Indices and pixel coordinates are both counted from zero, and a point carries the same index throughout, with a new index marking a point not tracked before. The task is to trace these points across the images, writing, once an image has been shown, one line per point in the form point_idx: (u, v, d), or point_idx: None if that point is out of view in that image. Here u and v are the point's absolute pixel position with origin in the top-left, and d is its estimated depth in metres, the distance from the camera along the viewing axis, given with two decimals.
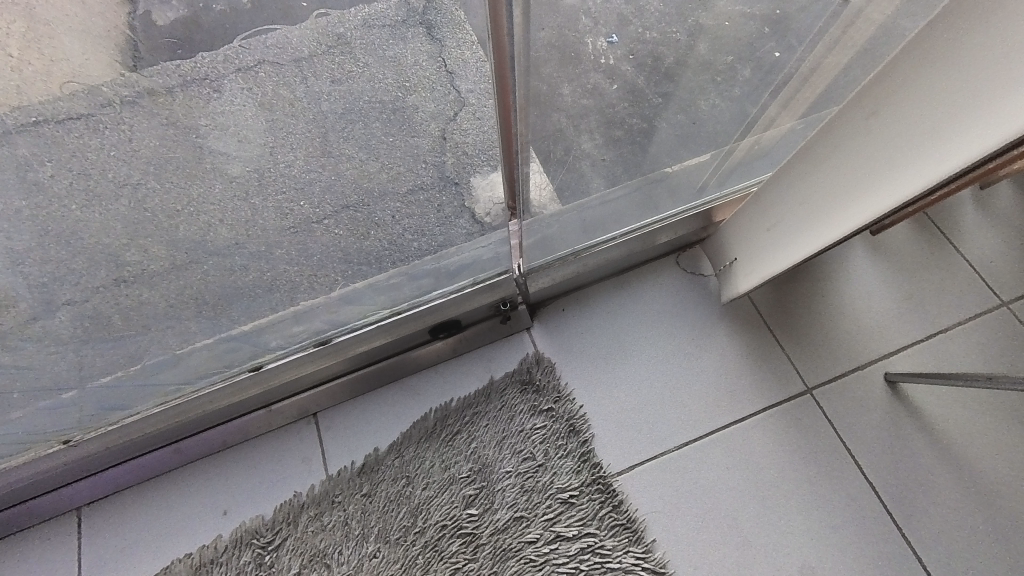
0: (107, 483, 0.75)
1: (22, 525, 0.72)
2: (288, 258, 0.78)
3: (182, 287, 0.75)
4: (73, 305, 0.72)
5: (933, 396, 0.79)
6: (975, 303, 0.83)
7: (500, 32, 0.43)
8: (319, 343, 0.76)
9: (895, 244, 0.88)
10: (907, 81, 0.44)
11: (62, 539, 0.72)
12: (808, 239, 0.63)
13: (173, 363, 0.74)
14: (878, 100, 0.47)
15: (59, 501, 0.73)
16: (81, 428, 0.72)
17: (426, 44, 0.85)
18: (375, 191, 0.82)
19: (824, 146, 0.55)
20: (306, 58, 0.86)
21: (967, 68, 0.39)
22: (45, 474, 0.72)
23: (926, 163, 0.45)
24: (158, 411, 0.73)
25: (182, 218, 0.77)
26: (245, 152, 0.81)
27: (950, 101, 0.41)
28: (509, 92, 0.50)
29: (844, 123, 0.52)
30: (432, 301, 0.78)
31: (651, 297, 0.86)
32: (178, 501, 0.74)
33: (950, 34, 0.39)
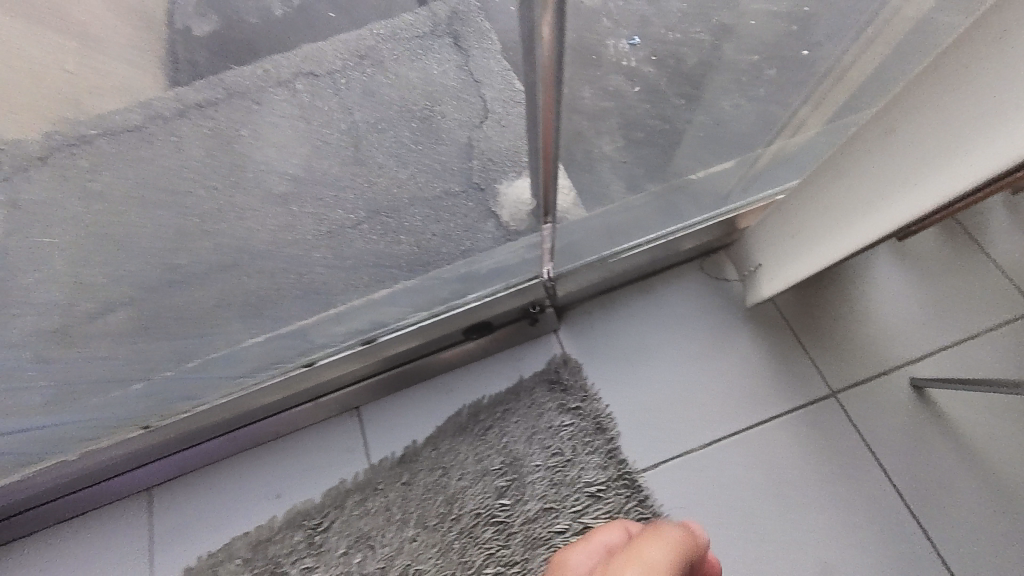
0: (175, 466, 0.85)
1: (103, 501, 0.83)
2: (326, 262, 0.82)
3: (231, 290, 0.80)
4: (129, 304, 0.77)
5: (961, 400, 0.78)
6: (1006, 308, 0.82)
7: (549, 39, 0.52)
8: (363, 342, 0.84)
9: (922, 248, 0.86)
10: (920, 108, 0.48)
11: (139, 513, 0.83)
12: (832, 243, 0.64)
13: (241, 359, 0.82)
14: (910, 106, 0.48)
15: (134, 481, 0.84)
16: (157, 415, 0.82)
17: (454, 57, 0.85)
18: (405, 199, 0.87)
19: (837, 168, 0.59)
20: (336, 69, 0.83)
21: (977, 95, 0.43)
22: (120, 458, 0.83)
23: (958, 167, 0.47)
24: (224, 400, 0.83)
25: (228, 225, 0.81)
26: (281, 161, 0.83)
27: (987, 106, 0.43)
28: (551, 93, 0.58)
29: (856, 146, 0.55)
30: (463, 305, 0.84)
31: (674, 300, 0.87)
32: (237, 484, 0.84)
33: (992, 40, 0.41)
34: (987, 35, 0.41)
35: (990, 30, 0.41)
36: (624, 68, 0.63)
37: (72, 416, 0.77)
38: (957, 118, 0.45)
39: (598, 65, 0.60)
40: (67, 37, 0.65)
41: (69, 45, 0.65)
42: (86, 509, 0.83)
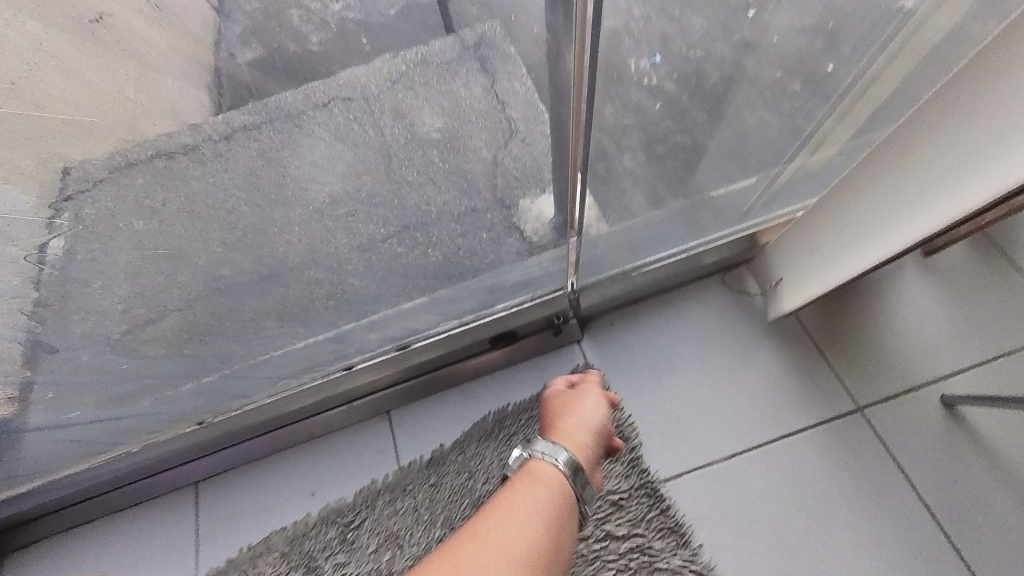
0: (220, 462, 0.91)
1: (152, 493, 0.90)
2: (358, 273, 0.88)
3: (274, 299, 0.86)
4: (177, 313, 0.83)
5: (996, 418, 0.75)
6: None
7: (582, 52, 0.53)
8: (399, 347, 0.89)
9: (951, 265, 0.83)
10: (944, 119, 0.47)
11: (183, 506, 0.89)
12: (849, 259, 0.65)
13: (290, 359, 0.89)
14: (918, 132, 0.50)
15: (180, 476, 0.90)
16: (212, 411, 0.89)
17: (479, 79, 0.89)
18: (442, 215, 0.91)
19: (859, 180, 0.59)
20: (373, 94, 0.87)
21: (1002, 106, 0.43)
22: (174, 452, 0.89)
23: (971, 188, 0.48)
24: (270, 400, 0.89)
25: (267, 235, 0.85)
26: (323, 179, 0.87)
27: (992, 133, 0.45)
28: (582, 104, 0.59)
29: (877, 159, 0.55)
30: (493, 313, 0.88)
31: (695, 313, 0.88)
32: (275, 482, 0.89)
33: (994, 73, 0.42)
34: (989, 68, 0.42)
35: (992, 63, 0.42)
36: (644, 86, 0.63)
37: (128, 411, 0.84)
38: (965, 143, 0.47)
39: (621, 83, 0.61)
40: (129, 63, 0.65)
41: (130, 73, 0.66)
42: (135, 501, 0.89)
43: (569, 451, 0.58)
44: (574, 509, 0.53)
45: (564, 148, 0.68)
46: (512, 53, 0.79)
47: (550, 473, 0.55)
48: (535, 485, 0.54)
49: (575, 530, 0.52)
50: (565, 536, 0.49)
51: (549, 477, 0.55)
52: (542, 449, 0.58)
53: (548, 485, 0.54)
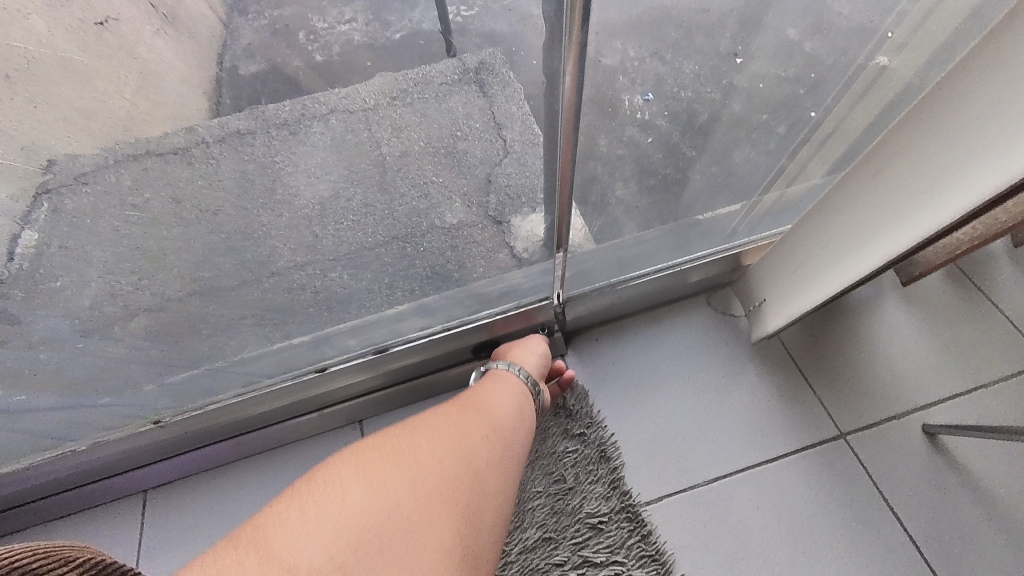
0: (174, 468, 0.84)
1: (96, 500, 0.82)
2: (342, 279, 0.86)
3: (251, 301, 0.85)
4: (151, 313, 0.81)
5: (977, 449, 0.75)
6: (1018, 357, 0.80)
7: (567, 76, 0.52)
8: (376, 351, 0.83)
9: (928, 295, 0.86)
10: (918, 135, 0.48)
11: (127, 515, 0.82)
12: (852, 264, 0.62)
13: (261, 357, 0.84)
14: (920, 121, 0.48)
15: (133, 480, 0.83)
16: (172, 409, 0.81)
17: (478, 100, 0.93)
18: (423, 225, 0.90)
19: (840, 195, 0.60)
20: (371, 109, 0.97)
21: (970, 124, 0.44)
22: (122, 456, 0.82)
23: (973, 182, 0.46)
24: (235, 400, 0.82)
25: (255, 243, 0.86)
26: (311, 187, 0.91)
27: (994, 120, 0.42)
28: (569, 126, 0.58)
29: (856, 172, 0.57)
30: (477, 320, 0.84)
31: (681, 333, 0.87)
32: (233, 491, 0.84)
33: (991, 61, 0.41)
34: (990, 55, 0.41)
35: (992, 51, 0.41)
36: (638, 120, 0.74)
37: (84, 400, 0.79)
38: (965, 133, 0.45)
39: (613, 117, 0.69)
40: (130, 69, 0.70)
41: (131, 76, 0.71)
42: (82, 506, 0.82)
43: (529, 369, 0.72)
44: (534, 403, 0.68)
45: (548, 166, 0.67)
46: (512, 80, 0.84)
47: (514, 380, 0.69)
48: (507, 382, 0.67)
49: (536, 414, 0.67)
50: (530, 414, 0.65)
51: (517, 380, 0.69)
52: (507, 365, 0.71)
53: (516, 383, 0.68)
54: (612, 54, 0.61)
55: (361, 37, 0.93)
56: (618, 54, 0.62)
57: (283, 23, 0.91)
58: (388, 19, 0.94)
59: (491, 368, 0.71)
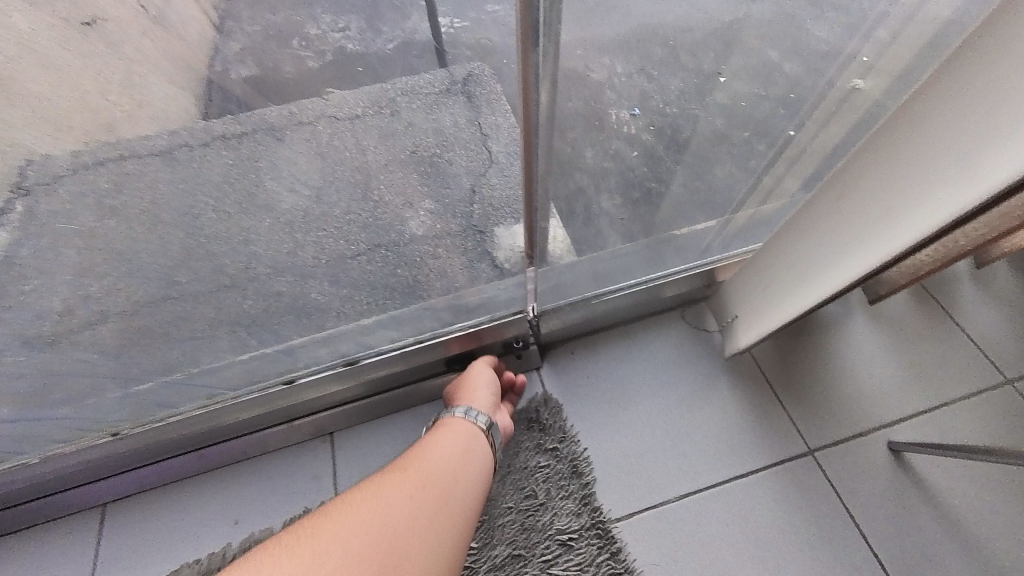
0: (133, 481, 0.79)
1: (52, 515, 0.77)
2: (320, 287, 0.86)
3: (226, 306, 0.84)
4: (123, 316, 0.81)
5: (940, 466, 0.76)
6: (976, 377, 0.82)
7: (528, 106, 0.52)
8: (346, 363, 0.80)
9: (892, 313, 0.88)
10: (877, 163, 0.51)
11: (83, 531, 0.77)
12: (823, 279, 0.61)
13: (224, 369, 0.80)
14: (891, 132, 0.48)
15: (92, 495, 0.78)
16: (131, 420, 0.77)
17: (464, 111, 0.99)
18: (406, 234, 0.91)
19: (805, 217, 0.63)
20: (358, 116, 1.01)
21: (921, 153, 0.46)
22: (80, 467, 0.77)
23: (931, 207, 0.46)
24: (197, 412, 0.78)
25: (229, 247, 0.87)
26: (295, 194, 0.93)
27: (950, 148, 0.44)
28: (532, 151, 0.58)
29: (819, 196, 0.60)
30: (448, 333, 0.81)
31: (656, 347, 0.87)
32: (192, 508, 0.78)
33: (959, 74, 0.42)
34: (946, 82, 0.43)
35: (960, 63, 0.41)
36: (622, 132, 0.81)
37: (39, 413, 0.76)
38: (925, 156, 0.46)
39: (602, 129, 0.77)
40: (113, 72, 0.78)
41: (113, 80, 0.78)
42: (35, 521, 0.77)
43: (479, 408, 0.71)
44: (486, 440, 0.68)
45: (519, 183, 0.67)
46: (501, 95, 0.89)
47: (466, 424, 0.67)
48: (456, 430, 0.66)
49: (487, 454, 0.67)
50: (475, 458, 0.64)
51: (466, 423, 0.67)
52: (463, 410, 0.69)
53: (464, 428, 0.67)
54: (598, 71, 0.72)
55: (353, 45, 1.03)
56: (605, 69, 0.73)
57: (276, 29, 1.01)
58: (381, 28, 1.03)
59: (442, 415, 0.70)
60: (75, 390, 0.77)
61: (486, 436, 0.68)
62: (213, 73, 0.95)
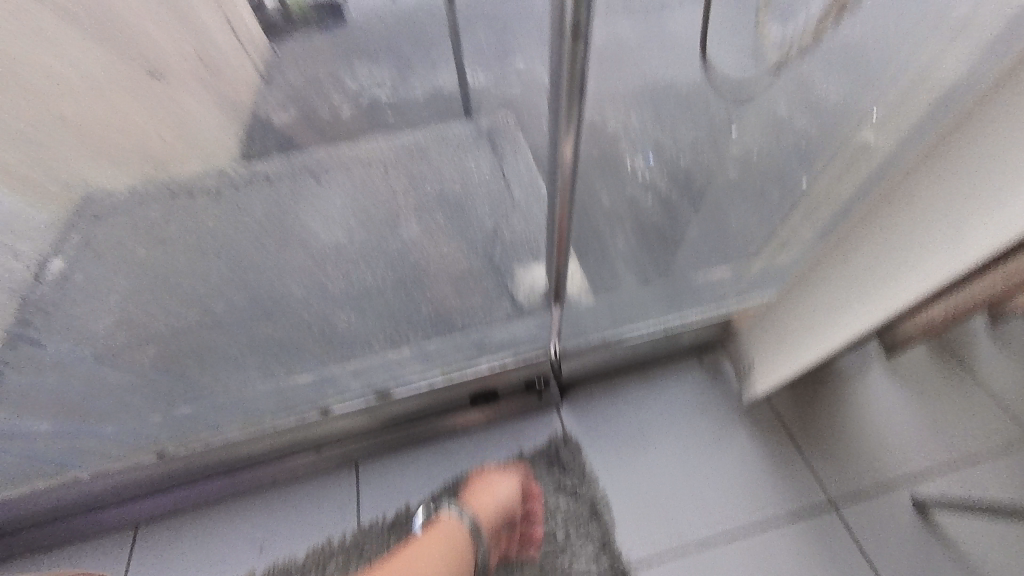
0: (173, 501, 0.85)
1: (97, 529, 0.83)
2: (348, 319, 0.90)
3: (258, 334, 0.88)
4: (164, 342, 0.87)
5: (971, 525, 0.74)
6: (1003, 433, 0.80)
7: (565, 146, 0.59)
8: (379, 396, 0.86)
9: (914, 363, 0.86)
10: (885, 220, 0.56)
11: (121, 547, 0.82)
12: (845, 320, 0.64)
13: (259, 395, 0.86)
14: (895, 190, 0.54)
15: (134, 512, 0.84)
16: (176, 441, 0.84)
17: (489, 157, 1.06)
18: (430, 271, 0.95)
19: (820, 268, 0.67)
20: (391, 160, 1.08)
21: (925, 212, 0.52)
22: (128, 483, 0.84)
23: (938, 260, 0.51)
24: (242, 436, 0.85)
25: (265, 279, 0.93)
26: (328, 230, 0.99)
27: (952, 208, 0.49)
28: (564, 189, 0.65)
29: (832, 249, 0.65)
30: (475, 371, 0.87)
31: (674, 391, 0.87)
32: (221, 530, 0.83)
33: (954, 146, 0.47)
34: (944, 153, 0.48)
35: (954, 137, 0.47)
36: (638, 181, 0.87)
37: (89, 431, 0.81)
38: (930, 214, 0.51)
39: (620, 175, 0.82)
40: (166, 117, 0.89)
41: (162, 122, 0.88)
42: (81, 535, 0.83)
43: (476, 513, 0.72)
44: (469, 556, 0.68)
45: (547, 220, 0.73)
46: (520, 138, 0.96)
47: (455, 529, 0.69)
48: (443, 532, 0.69)
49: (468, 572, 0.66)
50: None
51: (455, 526, 0.70)
52: (458, 509, 0.72)
53: (452, 533, 0.69)
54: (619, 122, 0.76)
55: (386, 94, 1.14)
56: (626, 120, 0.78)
57: (313, 79, 1.15)
58: (409, 80, 1.16)
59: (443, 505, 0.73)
60: (118, 413, 0.83)
61: (472, 547, 0.69)
62: (262, 119, 1.06)
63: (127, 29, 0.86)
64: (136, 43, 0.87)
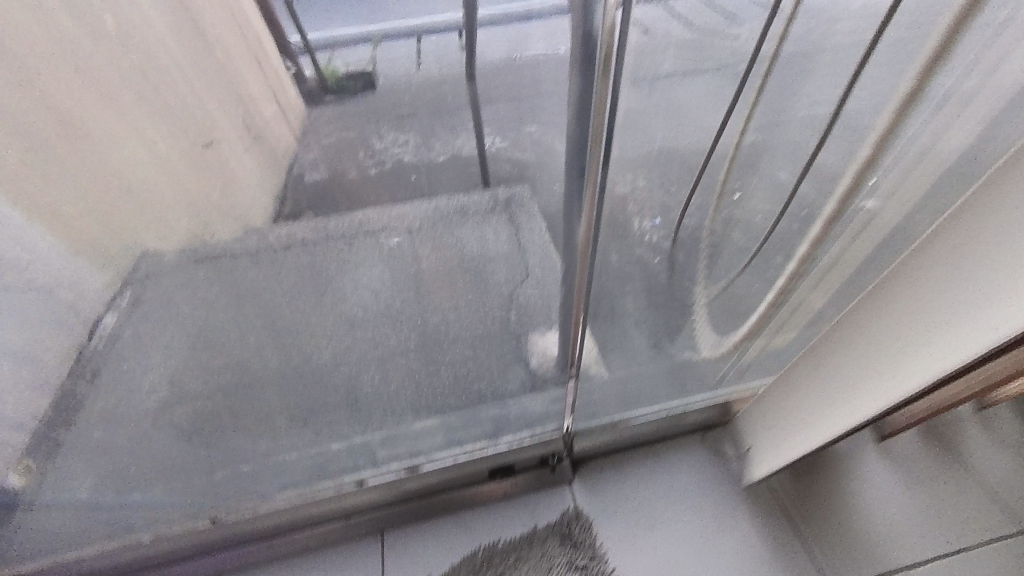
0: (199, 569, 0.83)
1: None
2: (372, 382, 0.97)
3: (290, 395, 0.96)
4: (201, 398, 0.95)
5: None
6: (993, 525, 0.81)
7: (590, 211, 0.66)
8: (408, 468, 0.87)
9: (907, 446, 0.89)
10: (901, 293, 0.54)
11: None
12: (863, 396, 0.63)
13: (282, 464, 0.88)
14: (909, 264, 0.52)
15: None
16: (229, 508, 0.85)
17: (506, 225, 1.17)
18: (449, 335, 1.03)
19: (837, 334, 0.65)
20: (416, 228, 1.20)
21: (943, 290, 0.50)
22: (157, 550, 0.83)
23: (965, 340, 0.49)
24: (288, 503, 0.85)
25: (300, 342, 1.03)
26: (358, 295, 1.09)
27: (973, 288, 0.47)
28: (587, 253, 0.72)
29: (848, 316, 0.63)
30: (499, 447, 0.89)
31: (678, 468, 0.91)
32: None
33: (966, 227, 0.46)
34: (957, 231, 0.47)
35: (965, 218, 0.46)
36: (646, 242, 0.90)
37: (131, 494, 0.85)
38: (949, 293, 0.49)
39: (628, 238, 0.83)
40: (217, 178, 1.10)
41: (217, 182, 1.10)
42: None
43: None
44: None
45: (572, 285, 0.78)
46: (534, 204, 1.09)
47: None
48: None
49: None
50: None
51: None
52: None
53: None
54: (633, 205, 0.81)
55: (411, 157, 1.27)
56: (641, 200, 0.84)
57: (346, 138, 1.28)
58: (434, 144, 1.27)
59: None
60: (154, 471, 0.87)
61: None
62: (298, 178, 1.24)
63: (195, 110, 1.08)
64: (196, 120, 1.09)
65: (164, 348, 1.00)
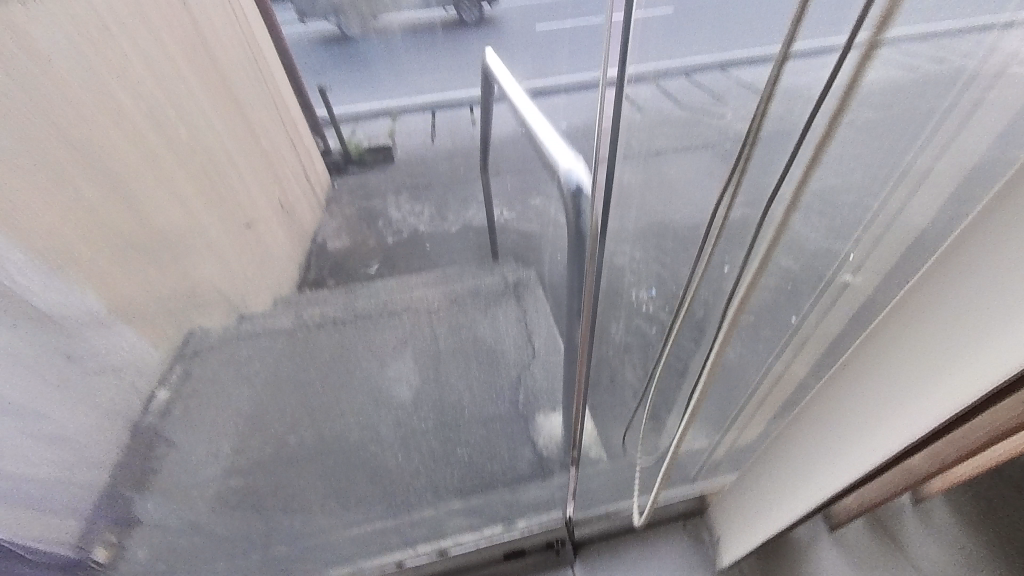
0: None
1: None
2: (394, 457, 1.10)
3: (322, 470, 1.08)
4: (241, 473, 1.06)
5: None
6: None
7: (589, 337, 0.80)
8: (439, 552, 0.92)
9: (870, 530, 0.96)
10: (881, 351, 0.52)
11: None
12: (854, 454, 0.59)
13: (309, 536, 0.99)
14: (891, 322, 0.50)
15: None
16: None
17: (515, 308, 1.40)
18: (463, 412, 1.18)
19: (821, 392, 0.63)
20: (433, 309, 1.42)
21: (918, 351, 0.48)
22: None
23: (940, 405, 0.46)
24: None
25: (330, 418, 1.18)
26: (384, 373, 1.27)
27: (949, 350, 0.44)
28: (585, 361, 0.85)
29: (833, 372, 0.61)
30: (517, 530, 0.95)
31: (668, 552, 0.97)
32: None
33: (938, 287, 0.44)
34: (930, 290, 0.45)
35: (939, 277, 0.44)
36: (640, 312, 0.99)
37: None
38: (926, 353, 0.47)
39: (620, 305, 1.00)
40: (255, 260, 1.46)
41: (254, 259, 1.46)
42: None
43: None
44: None
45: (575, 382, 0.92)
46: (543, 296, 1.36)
47: None
48: None
49: None
50: None
51: None
52: None
53: None
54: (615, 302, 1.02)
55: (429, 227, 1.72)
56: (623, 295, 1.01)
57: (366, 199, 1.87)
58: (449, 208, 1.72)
59: None
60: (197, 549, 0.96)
61: None
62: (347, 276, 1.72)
63: (244, 206, 1.47)
64: (245, 211, 1.47)
65: (217, 425, 1.12)
